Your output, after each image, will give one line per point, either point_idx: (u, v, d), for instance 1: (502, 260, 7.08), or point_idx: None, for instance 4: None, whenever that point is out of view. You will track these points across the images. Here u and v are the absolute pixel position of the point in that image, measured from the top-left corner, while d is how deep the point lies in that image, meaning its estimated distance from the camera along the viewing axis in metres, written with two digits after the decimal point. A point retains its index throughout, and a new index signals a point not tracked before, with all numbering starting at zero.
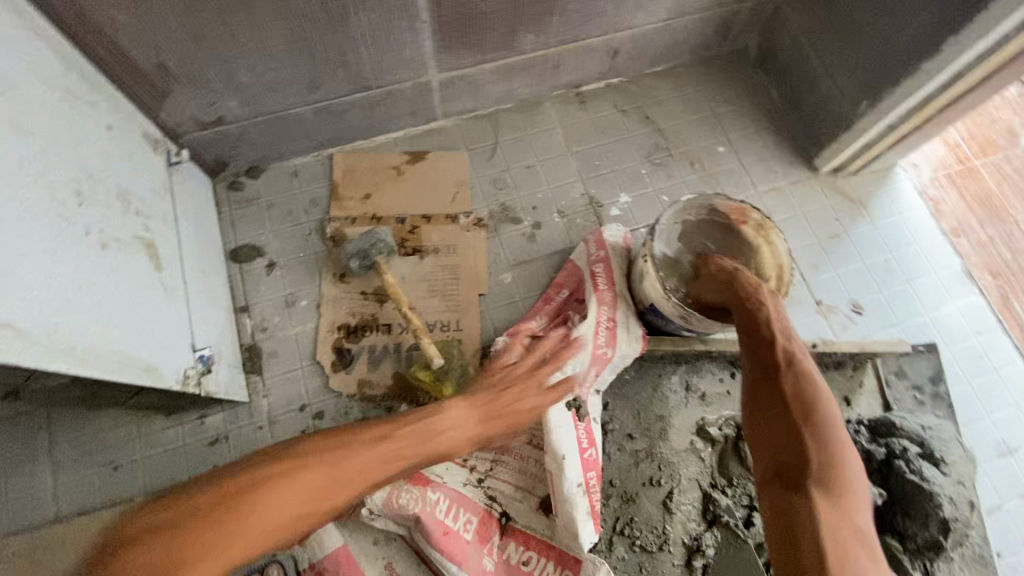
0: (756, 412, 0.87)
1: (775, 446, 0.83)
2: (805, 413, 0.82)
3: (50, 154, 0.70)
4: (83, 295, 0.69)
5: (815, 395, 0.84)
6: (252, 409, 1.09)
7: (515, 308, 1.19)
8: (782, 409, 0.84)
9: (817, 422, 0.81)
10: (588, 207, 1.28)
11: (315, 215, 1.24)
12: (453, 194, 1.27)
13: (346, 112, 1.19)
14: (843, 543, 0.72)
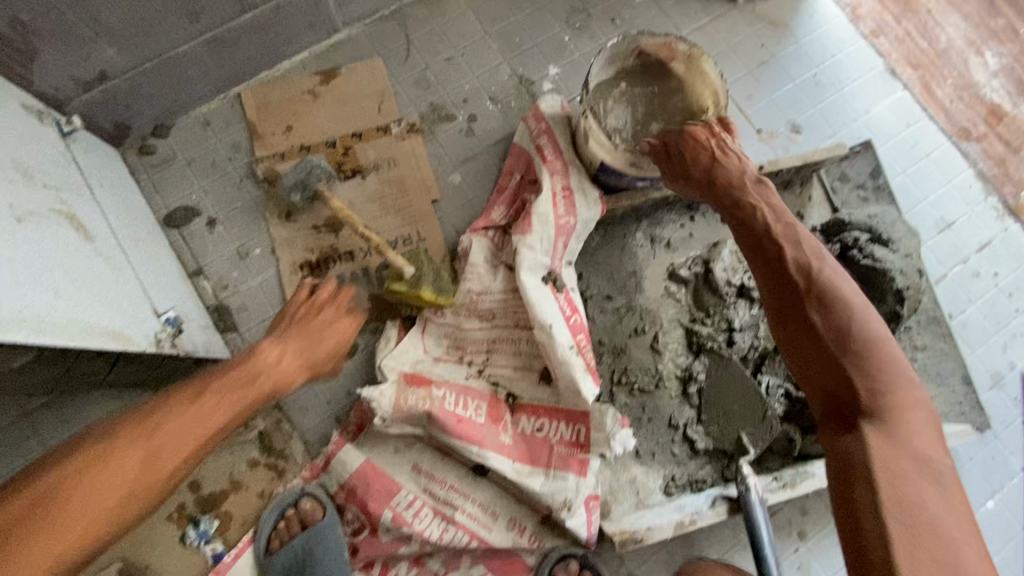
0: (786, 331, 0.75)
1: (811, 371, 0.73)
2: (837, 330, 0.71)
3: None
4: (16, 269, 0.65)
5: (856, 312, 0.72)
6: None
7: (471, 205, 1.18)
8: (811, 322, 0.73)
9: (861, 344, 0.71)
10: (519, 88, 1.24)
11: (241, 161, 1.17)
12: (378, 105, 1.20)
13: (239, 40, 1.09)
14: (907, 472, 0.66)
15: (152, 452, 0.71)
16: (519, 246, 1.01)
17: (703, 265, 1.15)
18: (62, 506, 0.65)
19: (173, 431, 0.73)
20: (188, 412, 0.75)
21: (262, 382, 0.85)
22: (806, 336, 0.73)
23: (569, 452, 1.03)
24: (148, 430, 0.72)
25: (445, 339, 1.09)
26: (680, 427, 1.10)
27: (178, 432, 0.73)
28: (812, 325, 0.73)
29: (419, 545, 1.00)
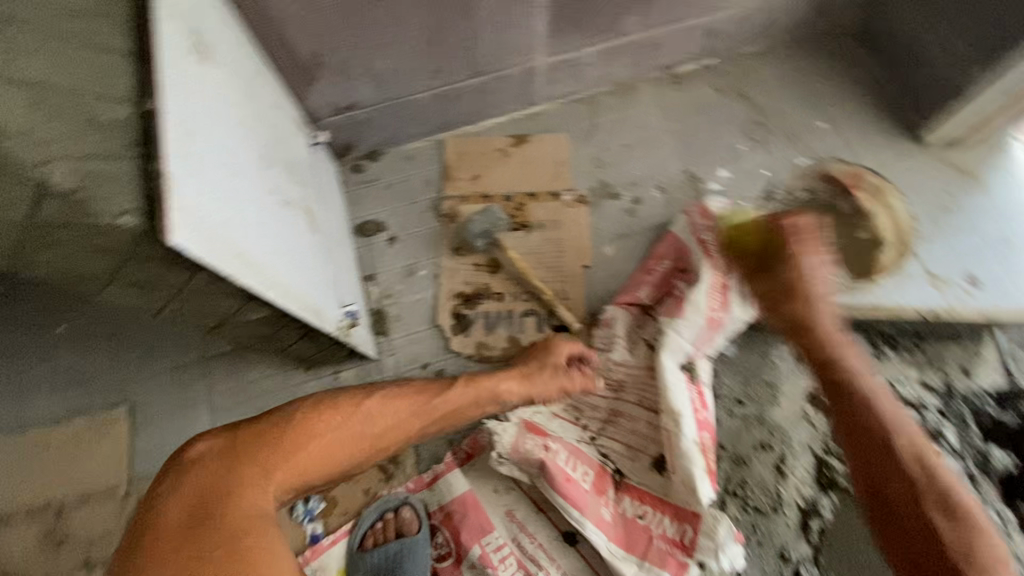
0: (874, 491, 0.80)
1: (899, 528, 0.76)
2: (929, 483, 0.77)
3: (249, 123, 0.82)
4: (279, 242, 0.80)
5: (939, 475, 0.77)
6: (381, 365, 1.19)
7: (620, 278, 1.23)
8: (904, 479, 0.78)
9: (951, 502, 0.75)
10: (687, 182, 1.31)
11: (430, 194, 1.34)
12: (556, 171, 1.33)
13: (459, 97, 1.28)
14: None
15: (303, 451, 0.79)
16: (666, 329, 1.04)
17: None
18: (157, 526, 0.68)
19: (317, 446, 0.80)
20: (341, 427, 0.83)
21: (431, 403, 0.92)
22: (876, 479, 0.80)
23: (669, 550, 0.99)
24: (304, 438, 0.80)
25: (564, 398, 1.12)
26: (793, 561, 1.02)
27: (326, 446, 0.81)
28: (930, 523, 0.74)
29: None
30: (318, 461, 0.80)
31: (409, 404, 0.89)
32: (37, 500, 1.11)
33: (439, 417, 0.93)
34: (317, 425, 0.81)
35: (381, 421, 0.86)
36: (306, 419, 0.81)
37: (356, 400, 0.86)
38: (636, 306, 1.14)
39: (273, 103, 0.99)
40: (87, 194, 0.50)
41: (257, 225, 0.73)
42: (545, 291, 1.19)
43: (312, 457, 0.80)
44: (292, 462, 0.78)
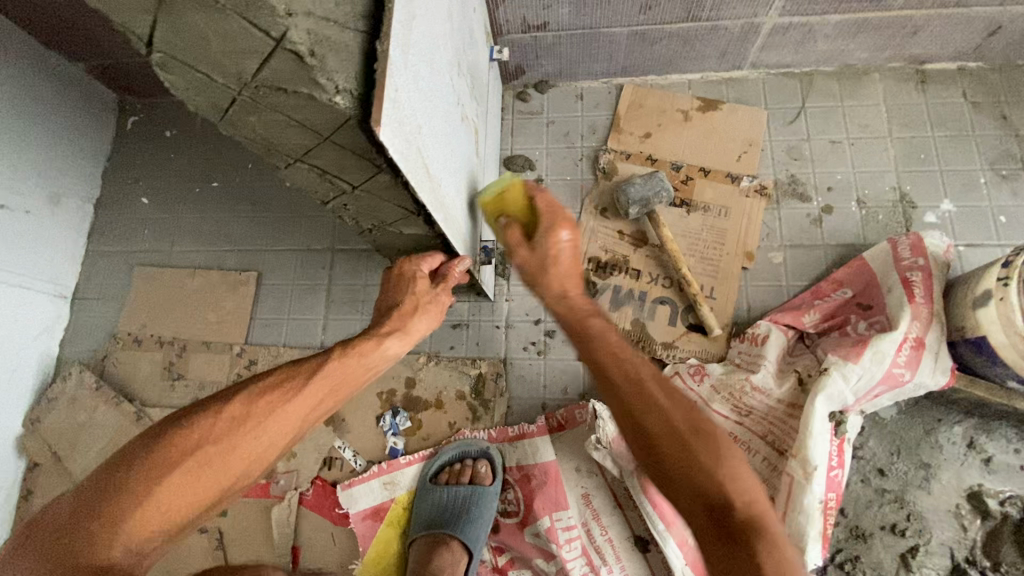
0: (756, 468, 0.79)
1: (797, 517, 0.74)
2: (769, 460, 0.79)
3: (454, 21, 0.74)
4: (452, 159, 0.74)
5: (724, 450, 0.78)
6: (494, 307, 1.14)
7: (778, 293, 1.08)
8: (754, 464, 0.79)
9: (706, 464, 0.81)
10: (897, 205, 1.10)
11: (591, 143, 1.22)
12: (741, 152, 1.16)
13: (659, 42, 1.12)
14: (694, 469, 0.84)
15: (158, 488, 0.53)
16: (830, 368, 0.89)
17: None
18: None
19: (179, 479, 0.54)
20: (228, 436, 0.58)
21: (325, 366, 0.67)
22: None
23: None
24: (178, 460, 0.55)
25: None
26: None
27: (188, 478, 0.55)
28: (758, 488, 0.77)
29: (555, 569, 0.97)
30: (185, 502, 0.55)
31: (282, 402, 0.62)
32: (168, 333, 1.22)
33: (324, 400, 0.66)
34: (176, 446, 0.55)
35: (253, 430, 0.59)
36: (156, 448, 0.55)
37: (213, 409, 0.59)
38: (795, 331, 1.00)
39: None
40: (319, 62, 0.40)
41: (440, 136, 0.67)
42: (693, 285, 1.05)
43: (173, 498, 0.54)
44: (143, 512, 0.52)
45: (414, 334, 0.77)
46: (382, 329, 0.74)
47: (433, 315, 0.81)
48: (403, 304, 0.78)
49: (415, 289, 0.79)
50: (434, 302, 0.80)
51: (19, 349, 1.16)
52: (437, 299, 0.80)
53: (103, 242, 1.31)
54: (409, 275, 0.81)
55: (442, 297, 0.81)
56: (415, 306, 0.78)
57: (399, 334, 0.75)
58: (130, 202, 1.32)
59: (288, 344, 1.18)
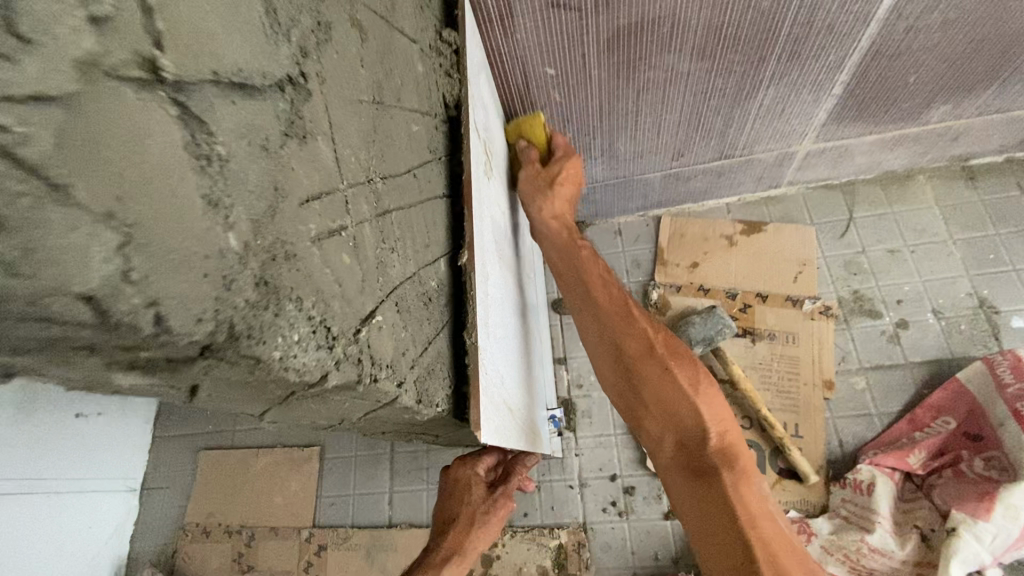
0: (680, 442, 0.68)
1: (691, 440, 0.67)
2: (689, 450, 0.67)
3: (508, 232, 0.77)
4: (522, 367, 0.74)
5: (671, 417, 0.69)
6: (564, 465, 1.08)
7: (870, 423, 1.00)
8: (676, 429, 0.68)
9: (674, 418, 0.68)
10: (978, 312, 1.04)
11: (637, 277, 1.20)
12: (796, 273, 1.13)
13: (694, 178, 1.13)
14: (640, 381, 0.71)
15: None
16: (957, 527, 0.81)
17: None
18: None
19: None
20: None
21: None
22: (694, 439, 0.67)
23: None
24: None
25: None
26: None
27: None
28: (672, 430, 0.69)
29: None
30: None
31: None
32: (236, 521, 1.19)
33: None
34: None
35: None
36: None
37: None
38: (900, 471, 0.92)
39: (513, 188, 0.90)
40: (422, 400, 0.40)
41: (515, 360, 0.67)
42: (778, 428, 0.98)
43: None
44: None
45: (466, 554, 0.72)
46: (436, 558, 0.71)
47: (494, 525, 0.74)
48: (459, 520, 0.73)
49: (471, 501, 0.74)
50: (491, 513, 0.74)
51: (92, 557, 1.15)
52: (495, 510, 0.74)
53: (167, 428, 1.33)
54: (464, 482, 0.76)
55: (502, 503, 0.75)
56: (469, 517, 0.73)
57: (456, 560, 0.71)
58: None
59: (356, 524, 1.14)
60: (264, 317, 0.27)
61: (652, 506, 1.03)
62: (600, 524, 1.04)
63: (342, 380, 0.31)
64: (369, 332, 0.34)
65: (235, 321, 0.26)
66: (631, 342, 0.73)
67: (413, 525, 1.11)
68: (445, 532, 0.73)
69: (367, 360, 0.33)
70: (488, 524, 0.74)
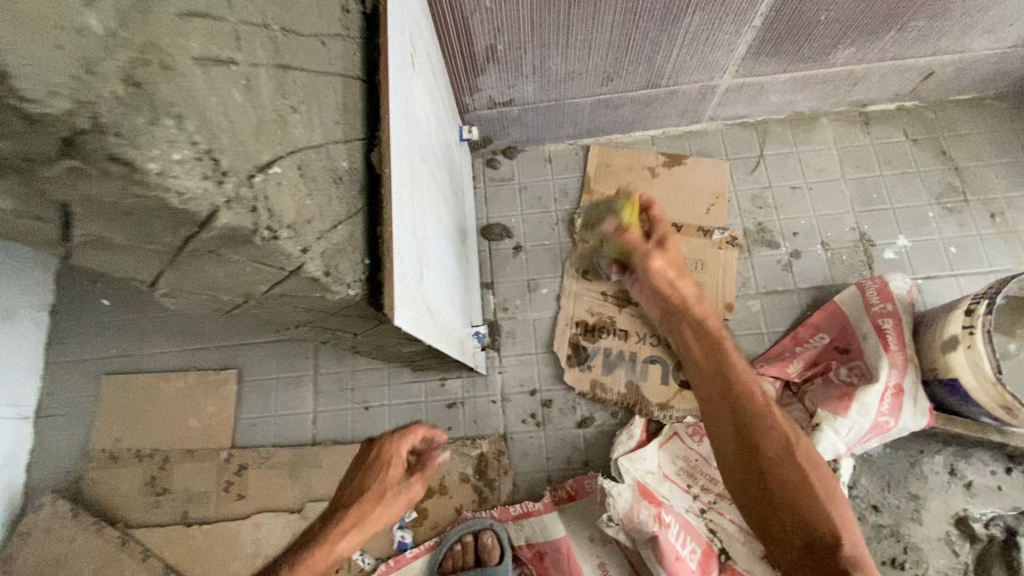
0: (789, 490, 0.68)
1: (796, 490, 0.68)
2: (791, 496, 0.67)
3: (432, 143, 0.77)
4: (444, 276, 0.76)
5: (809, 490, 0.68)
6: (487, 382, 1.14)
7: (760, 341, 1.12)
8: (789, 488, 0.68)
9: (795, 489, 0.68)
10: (858, 244, 1.17)
11: (565, 206, 1.24)
12: (709, 204, 1.20)
13: (622, 106, 1.15)
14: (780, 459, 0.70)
15: None
16: (822, 424, 0.93)
17: (1006, 533, 0.97)
18: None
19: None
20: None
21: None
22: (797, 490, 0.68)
23: None
24: None
25: (680, 460, 1.06)
26: None
27: None
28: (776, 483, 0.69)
29: None
30: None
31: None
32: (148, 446, 1.15)
33: None
34: None
35: None
36: None
37: None
38: (781, 380, 1.04)
39: (439, 99, 0.86)
40: (332, 274, 0.48)
41: (433, 267, 0.69)
42: (677, 341, 1.11)
43: None
44: None
45: (372, 527, 0.73)
46: (337, 530, 0.71)
47: (402, 503, 0.76)
48: (369, 492, 0.75)
49: (383, 478, 0.76)
50: (401, 491, 0.76)
51: None
52: (406, 489, 0.76)
53: (62, 353, 1.22)
54: (382, 459, 0.79)
55: (415, 483, 0.78)
56: (381, 491, 0.75)
57: (355, 531, 0.71)
58: (91, 306, 1.25)
59: (278, 443, 1.14)
60: (138, 126, 0.32)
61: (567, 416, 1.11)
62: (519, 432, 1.11)
63: (233, 222, 0.38)
64: (265, 181, 0.40)
65: (101, 113, 0.30)
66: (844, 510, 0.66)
67: (338, 442, 1.13)
68: (353, 505, 0.73)
69: (263, 213, 0.40)
70: (396, 503, 0.75)
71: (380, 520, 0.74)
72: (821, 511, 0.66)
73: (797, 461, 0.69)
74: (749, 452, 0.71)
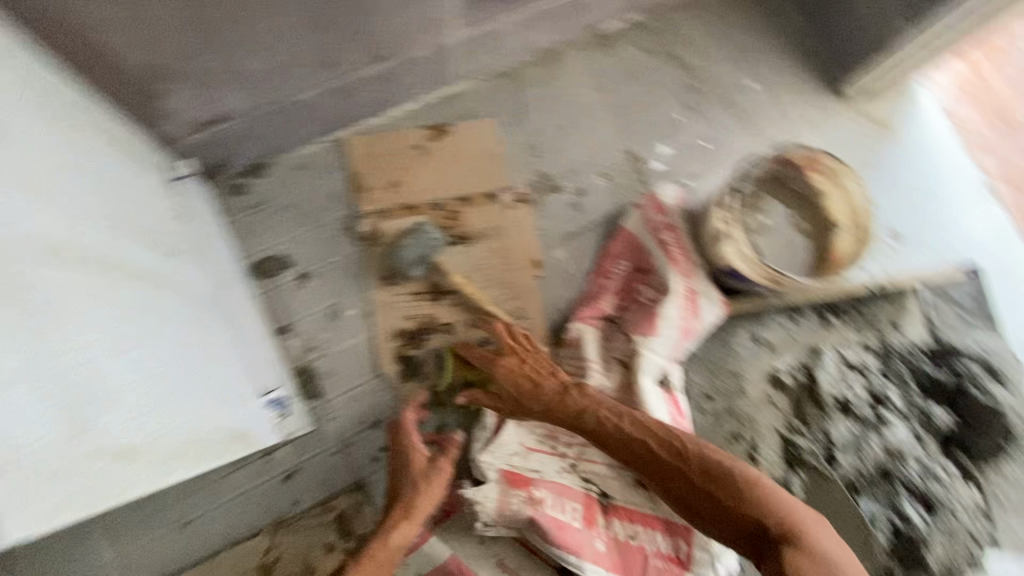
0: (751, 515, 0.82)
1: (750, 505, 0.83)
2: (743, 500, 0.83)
3: (92, 231, 0.60)
4: (155, 386, 0.64)
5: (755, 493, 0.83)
6: (320, 434, 1.00)
7: (575, 286, 1.12)
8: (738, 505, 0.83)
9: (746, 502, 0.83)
10: (631, 164, 1.20)
11: (339, 213, 1.09)
12: (487, 166, 1.15)
13: (359, 89, 1.03)
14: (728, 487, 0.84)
15: None
16: (641, 348, 1.01)
17: (806, 374, 1.13)
18: None
19: None
20: None
21: None
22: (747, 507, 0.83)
23: (666, 565, 0.98)
24: None
25: (539, 429, 1.05)
26: None
27: None
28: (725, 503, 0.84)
29: None
30: None
31: None
32: None
33: None
34: None
35: None
36: None
37: None
38: (601, 318, 1.07)
39: (139, 170, 0.76)
40: None
41: (115, 402, 0.58)
42: (498, 317, 1.07)
43: None
44: None
45: (419, 516, 0.90)
46: (394, 522, 0.90)
47: (438, 487, 0.92)
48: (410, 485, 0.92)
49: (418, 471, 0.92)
50: (433, 475, 0.92)
51: None
52: (435, 472, 0.92)
53: None
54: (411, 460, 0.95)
55: (442, 466, 0.93)
56: (413, 479, 0.92)
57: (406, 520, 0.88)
58: None
59: None
60: None
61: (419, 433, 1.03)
62: (374, 471, 1.01)
63: None
64: None
65: None
66: (781, 496, 0.83)
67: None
68: (406, 495, 0.91)
69: None
70: (432, 493, 0.91)
71: (423, 504, 0.91)
72: (761, 500, 0.83)
73: (738, 479, 0.84)
74: (705, 498, 0.85)
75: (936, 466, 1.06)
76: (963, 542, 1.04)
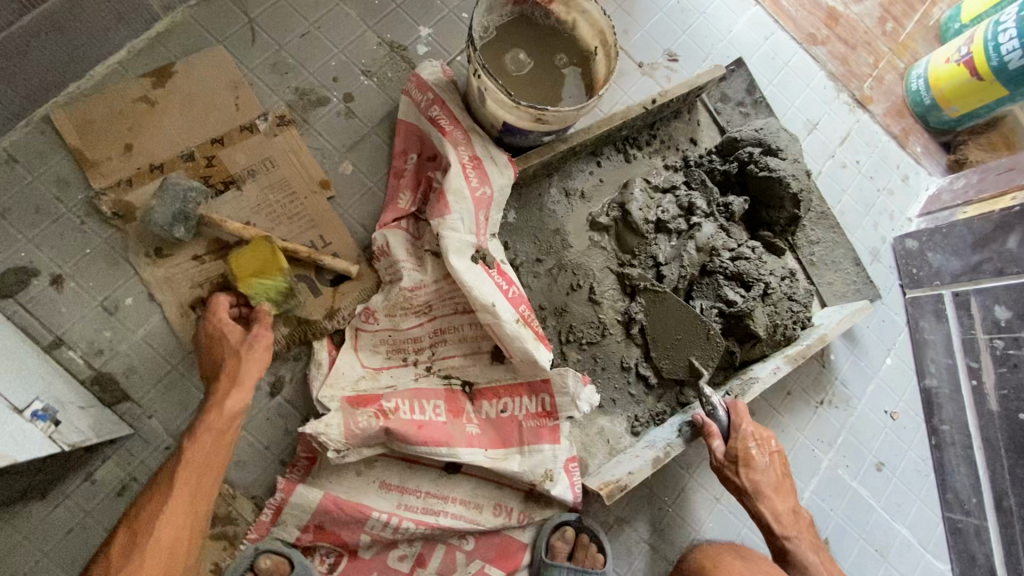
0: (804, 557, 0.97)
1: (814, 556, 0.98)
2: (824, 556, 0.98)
3: None
4: None
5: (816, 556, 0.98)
6: (145, 435, 0.92)
7: (373, 197, 1.07)
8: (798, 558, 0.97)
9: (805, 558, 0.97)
10: (393, 55, 1.13)
11: (74, 198, 0.95)
12: (232, 99, 1.03)
13: (28, 47, 0.86)
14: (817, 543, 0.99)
15: None
16: (440, 230, 0.96)
17: (620, 209, 1.14)
18: None
19: None
20: None
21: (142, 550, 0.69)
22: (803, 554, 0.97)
23: (539, 423, 1.00)
24: None
25: (383, 346, 1.01)
26: (632, 367, 1.13)
27: None
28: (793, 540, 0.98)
29: (416, 543, 0.98)
30: None
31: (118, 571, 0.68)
32: None
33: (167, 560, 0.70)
34: None
35: None
36: None
37: None
38: (405, 218, 1.03)
39: None
40: None
41: None
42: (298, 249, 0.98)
43: None
44: None
45: (248, 381, 0.84)
46: (220, 391, 0.83)
47: (261, 351, 0.88)
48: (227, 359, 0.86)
49: (229, 341, 0.87)
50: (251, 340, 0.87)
51: None
52: (254, 337, 0.87)
53: None
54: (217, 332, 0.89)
55: (260, 334, 0.88)
56: (237, 355, 0.85)
57: (234, 388, 0.83)
58: None
59: None
60: None
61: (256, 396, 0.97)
62: None
63: None
64: None
65: None
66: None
67: None
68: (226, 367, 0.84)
69: None
70: (257, 356, 0.86)
71: (251, 371, 0.85)
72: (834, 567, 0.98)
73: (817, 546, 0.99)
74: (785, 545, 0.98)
75: (743, 248, 1.13)
76: (784, 306, 1.13)
